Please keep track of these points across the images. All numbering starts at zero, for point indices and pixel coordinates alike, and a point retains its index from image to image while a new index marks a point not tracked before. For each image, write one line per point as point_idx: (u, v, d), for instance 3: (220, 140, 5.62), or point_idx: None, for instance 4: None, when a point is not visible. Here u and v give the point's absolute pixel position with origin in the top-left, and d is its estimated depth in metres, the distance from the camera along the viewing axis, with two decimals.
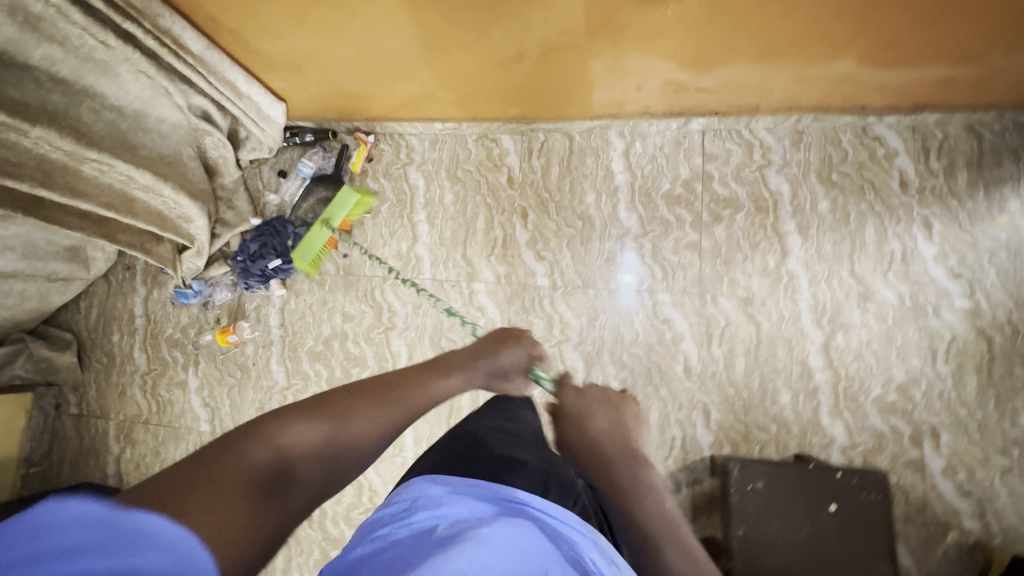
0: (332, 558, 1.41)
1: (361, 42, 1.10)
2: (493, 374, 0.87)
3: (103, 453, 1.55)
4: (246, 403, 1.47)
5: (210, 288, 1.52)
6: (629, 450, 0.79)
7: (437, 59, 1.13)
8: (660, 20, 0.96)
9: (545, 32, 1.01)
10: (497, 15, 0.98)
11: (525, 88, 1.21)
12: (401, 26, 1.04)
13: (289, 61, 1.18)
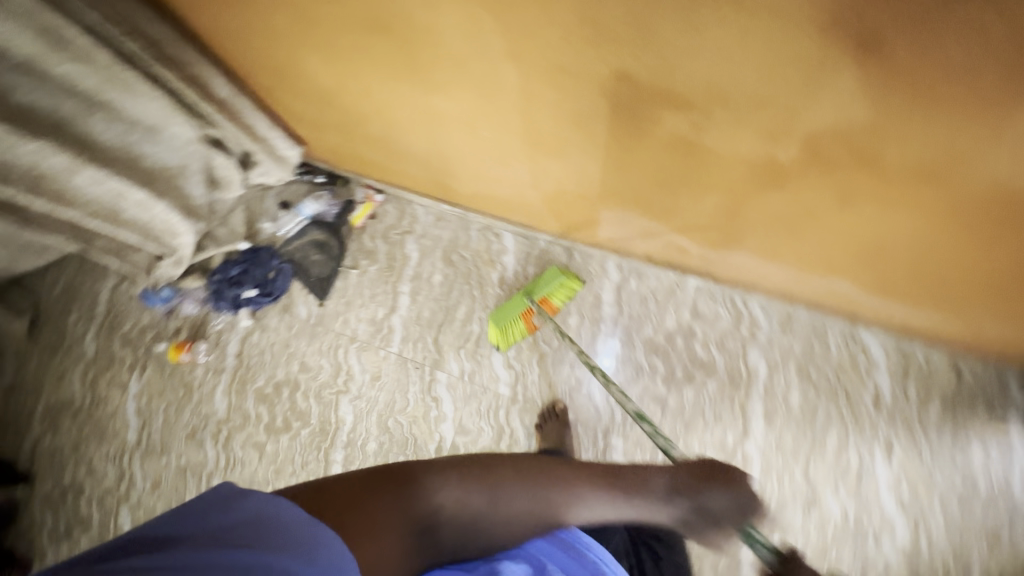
0: None
1: (383, 131, 1.10)
2: (697, 511, 0.89)
3: (20, 432, 1.48)
4: (179, 425, 1.43)
5: (178, 296, 1.48)
6: None
7: (454, 166, 1.13)
8: (671, 205, 0.97)
9: (562, 180, 1.01)
10: (517, 154, 0.99)
11: (534, 210, 1.20)
12: (423, 134, 1.05)
13: (310, 120, 1.18)
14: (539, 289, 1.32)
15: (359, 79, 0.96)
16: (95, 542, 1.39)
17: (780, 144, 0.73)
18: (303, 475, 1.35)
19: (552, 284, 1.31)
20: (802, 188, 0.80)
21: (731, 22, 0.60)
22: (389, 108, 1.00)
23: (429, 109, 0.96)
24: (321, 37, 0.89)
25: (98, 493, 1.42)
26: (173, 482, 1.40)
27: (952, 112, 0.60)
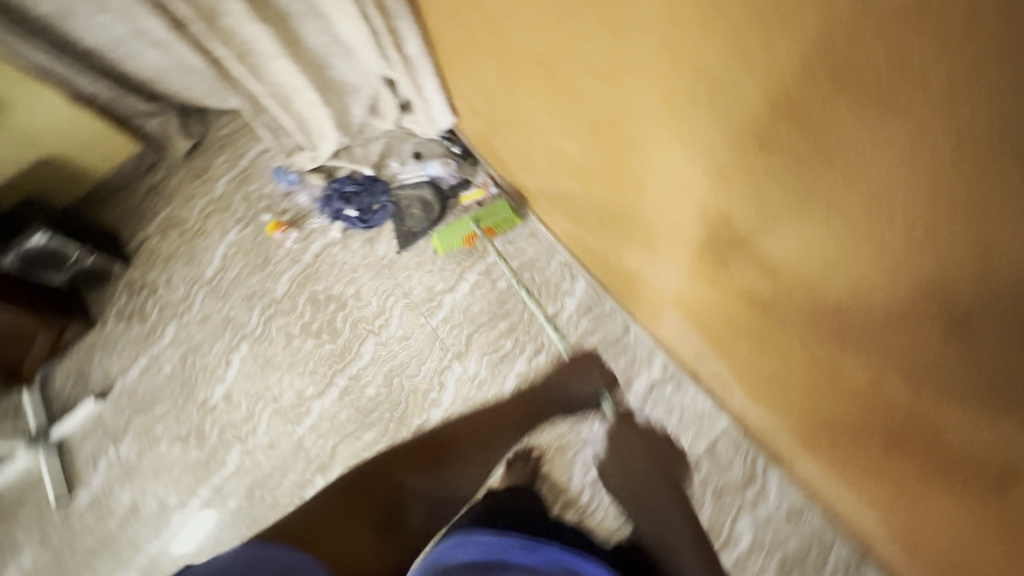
0: (182, 448, 1.49)
1: (517, 142, 1.18)
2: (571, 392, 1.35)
3: (141, 222, 1.76)
4: (244, 285, 1.63)
5: (298, 185, 1.67)
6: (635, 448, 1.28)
7: (561, 207, 1.20)
8: (732, 340, 0.94)
9: (642, 267, 1.04)
10: (615, 220, 1.01)
11: (611, 274, 1.22)
12: (546, 161, 1.11)
13: (468, 103, 1.29)
14: (485, 219, 1.49)
15: (513, 94, 1.04)
16: (142, 337, 1.63)
17: (841, 349, 0.73)
18: (308, 380, 1.49)
19: (497, 218, 1.49)
20: (846, 402, 0.78)
21: (839, 226, 0.61)
22: (529, 130, 1.08)
23: (558, 145, 1.02)
24: (499, 58, 0.99)
25: (165, 301, 1.66)
26: (215, 325, 1.60)
27: (1005, 424, 0.57)
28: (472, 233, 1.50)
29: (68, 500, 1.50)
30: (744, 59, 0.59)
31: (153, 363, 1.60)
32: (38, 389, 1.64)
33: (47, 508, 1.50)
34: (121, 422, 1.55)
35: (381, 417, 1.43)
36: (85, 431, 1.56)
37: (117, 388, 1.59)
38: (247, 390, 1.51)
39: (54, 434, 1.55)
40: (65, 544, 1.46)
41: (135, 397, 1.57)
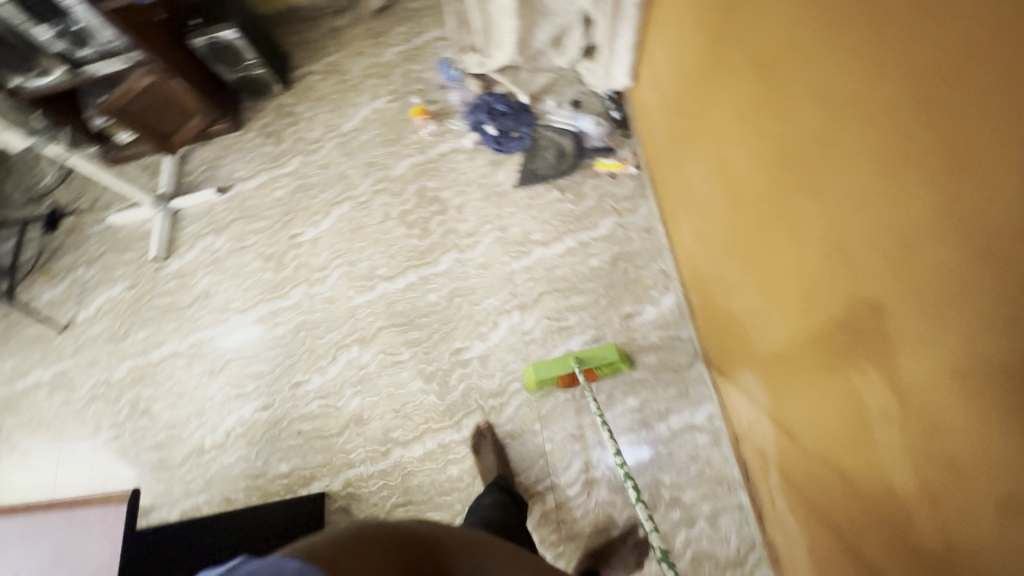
0: (261, 263, 1.63)
1: (695, 120, 1.05)
2: None
3: (312, 56, 1.87)
4: (369, 152, 1.70)
5: (456, 84, 1.70)
6: None
7: (708, 216, 1.09)
8: (812, 430, 0.83)
9: (759, 316, 0.94)
10: (756, 248, 0.89)
11: (720, 298, 1.11)
12: (716, 154, 0.98)
13: (663, 60, 1.16)
14: (587, 357, 1.32)
15: (717, 66, 0.90)
16: (270, 157, 1.77)
17: (928, 519, 0.59)
18: (384, 261, 1.56)
19: (600, 358, 1.32)
20: (903, 569, 0.66)
21: (1005, 414, 0.45)
22: (713, 114, 0.95)
23: (735, 143, 0.88)
24: (719, 32, 0.86)
25: (301, 133, 1.78)
26: (332, 175, 1.70)
27: None
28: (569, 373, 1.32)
29: (165, 261, 1.70)
30: (996, 128, 0.41)
31: (269, 183, 1.74)
32: (179, 160, 1.84)
33: (147, 257, 1.71)
34: (226, 219, 1.72)
35: (430, 324, 1.47)
36: (198, 212, 1.75)
37: (235, 190, 1.75)
38: (333, 244, 1.61)
39: (174, 203, 1.74)
40: (146, 293, 1.67)
41: (245, 204, 1.73)
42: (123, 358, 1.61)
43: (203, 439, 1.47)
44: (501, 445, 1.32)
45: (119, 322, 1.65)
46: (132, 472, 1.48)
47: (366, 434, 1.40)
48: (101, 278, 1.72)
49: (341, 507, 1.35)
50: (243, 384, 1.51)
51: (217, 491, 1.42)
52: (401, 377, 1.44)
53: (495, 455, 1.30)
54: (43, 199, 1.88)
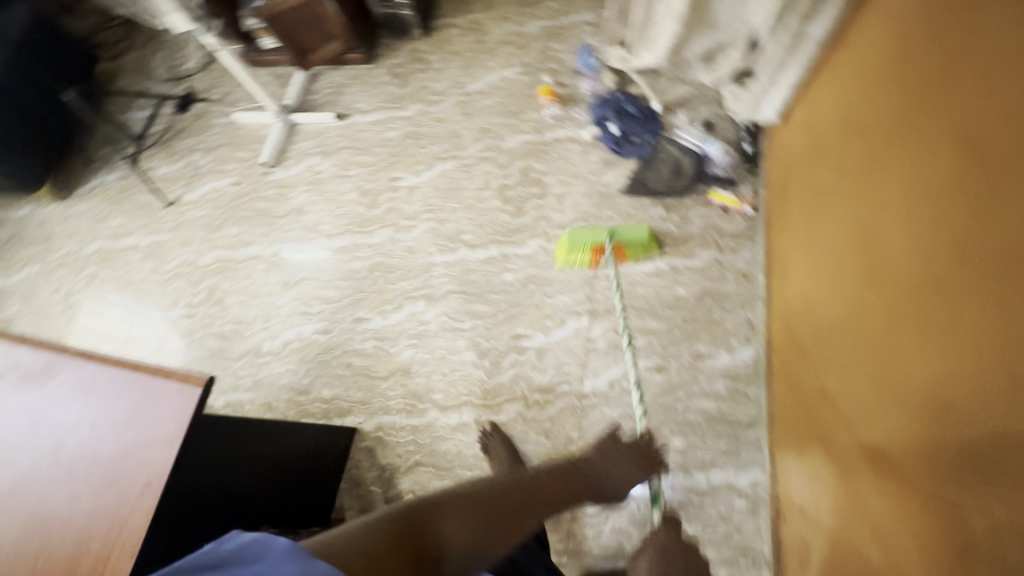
0: (356, 195, 1.68)
1: (852, 178, 0.96)
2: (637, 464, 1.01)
3: (458, 10, 1.89)
4: (486, 118, 1.70)
5: (591, 73, 1.68)
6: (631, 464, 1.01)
7: (832, 281, 1.01)
8: (889, 542, 0.77)
9: (863, 405, 0.86)
10: (885, 334, 0.81)
11: (815, 368, 1.04)
12: (866, 221, 0.90)
13: (831, 104, 1.07)
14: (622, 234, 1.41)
15: (903, 131, 0.81)
16: (392, 96, 1.80)
17: None
18: (471, 227, 1.56)
19: (634, 237, 1.40)
20: None
21: None
22: (880, 179, 0.87)
23: (899, 218, 0.80)
24: (926, 92, 0.77)
25: (427, 81, 1.80)
26: (444, 130, 1.71)
27: None
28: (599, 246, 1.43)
29: (272, 168, 1.78)
30: None
31: (385, 121, 1.77)
32: (308, 77, 1.90)
33: (257, 160, 1.80)
34: (336, 144, 1.77)
35: (498, 302, 1.47)
36: (313, 132, 1.81)
37: (352, 119, 1.80)
38: (427, 196, 1.63)
39: (294, 116, 1.81)
40: (247, 193, 1.76)
41: (357, 136, 1.77)
42: (212, 246, 1.71)
43: (262, 343, 1.55)
44: (512, 442, 1.31)
45: (217, 212, 1.75)
46: (194, 352, 1.58)
47: (409, 386, 1.43)
48: (212, 168, 1.82)
49: (367, 447, 1.39)
50: (310, 304, 1.57)
51: (262, 394, 1.49)
52: (456, 344, 1.45)
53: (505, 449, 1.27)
54: (182, 80, 2.00)
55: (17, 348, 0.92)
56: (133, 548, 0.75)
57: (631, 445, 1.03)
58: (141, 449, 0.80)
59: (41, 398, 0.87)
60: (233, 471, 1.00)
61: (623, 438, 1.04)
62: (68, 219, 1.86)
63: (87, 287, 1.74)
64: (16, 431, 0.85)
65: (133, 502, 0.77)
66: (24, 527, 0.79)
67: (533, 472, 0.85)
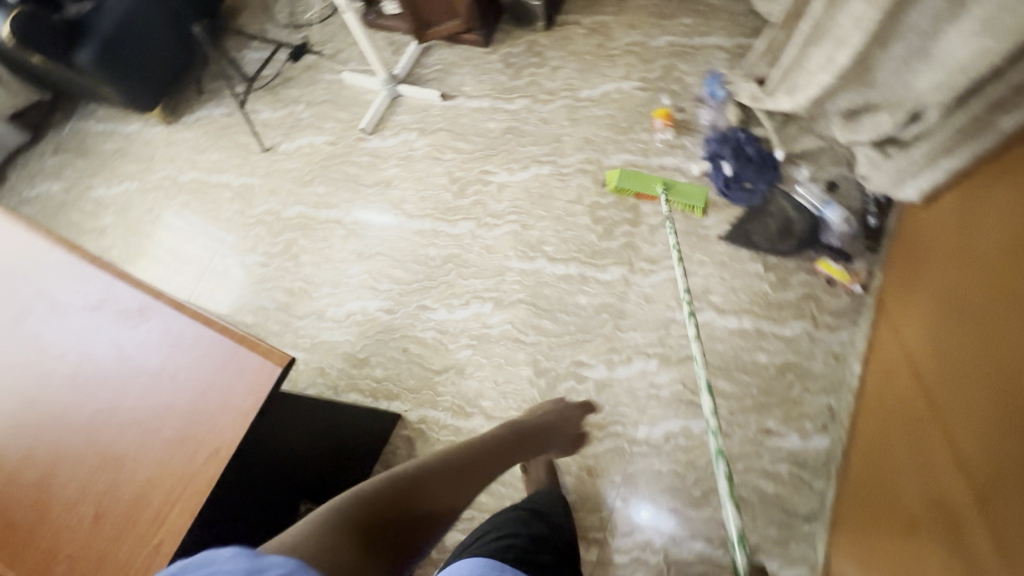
0: (445, 179, 1.65)
1: (1002, 286, 0.85)
2: (567, 424, 1.15)
3: (587, 9, 1.81)
4: (593, 128, 1.63)
5: (715, 104, 1.58)
6: (567, 422, 1.14)
7: (955, 397, 0.89)
8: None
9: (958, 542, 0.79)
10: (1007, 478, 0.72)
11: (910, 475, 0.95)
12: (1008, 342, 0.79)
13: (995, 193, 0.94)
14: (676, 192, 1.47)
15: None
16: (501, 86, 1.75)
17: None
18: (555, 240, 1.51)
19: (687, 198, 1.46)
20: None
21: None
22: None
23: None
24: None
25: (539, 77, 1.73)
26: (546, 132, 1.65)
27: None
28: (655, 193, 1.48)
29: (368, 135, 1.77)
30: None
31: (489, 111, 1.72)
32: (421, 50, 1.87)
33: (356, 124, 1.80)
34: (436, 124, 1.74)
35: (566, 323, 1.42)
36: (415, 106, 1.79)
37: (456, 102, 1.76)
38: (517, 198, 1.58)
39: (400, 87, 1.79)
40: (340, 155, 1.76)
41: (457, 119, 1.73)
42: (297, 201, 1.73)
43: (327, 308, 1.56)
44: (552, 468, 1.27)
45: (308, 168, 1.77)
46: (262, 301, 1.62)
47: (459, 387, 1.41)
48: (312, 122, 1.84)
49: (407, 436, 1.38)
50: (379, 280, 1.56)
51: (318, 359, 1.51)
52: (515, 356, 1.41)
53: (544, 472, 1.25)
54: (300, 29, 2.01)
55: (116, 283, 0.94)
56: (190, 514, 0.76)
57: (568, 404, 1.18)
58: (213, 415, 0.81)
59: (131, 339, 0.89)
60: (276, 443, 1.00)
61: (555, 401, 1.21)
62: (171, 144, 1.92)
63: (177, 214, 1.81)
64: (104, 366, 0.88)
65: (198, 466, 0.78)
66: (97, 463, 0.81)
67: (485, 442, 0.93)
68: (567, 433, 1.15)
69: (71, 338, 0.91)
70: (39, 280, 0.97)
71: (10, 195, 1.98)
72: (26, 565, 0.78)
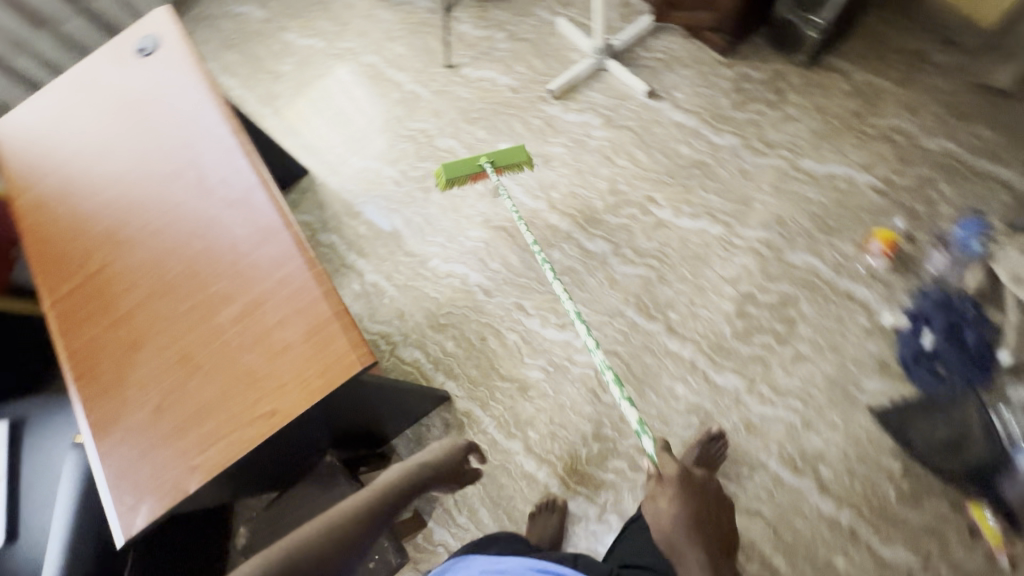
0: (604, 186, 1.48)
1: None
2: (447, 464, 1.00)
3: (865, 63, 1.46)
4: (792, 210, 1.36)
5: (957, 255, 1.24)
6: (444, 465, 0.99)
7: None
8: None
9: None
10: None
11: None
12: None
13: None
14: (498, 161, 1.37)
15: None
16: (716, 110, 1.49)
17: None
18: (684, 312, 1.33)
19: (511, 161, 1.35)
20: None
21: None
22: None
23: None
24: None
25: (765, 121, 1.45)
26: (738, 188, 1.41)
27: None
28: (478, 172, 1.36)
29: (552, 97, 1.60)
30: None
31: (688, 132, 1.49)
32: (653, 28, 1.62)
33: (545, 80, 1.63)
34: (625, 119, 1.53)
35: (649, 402, 1.28)
36: (614, 90, 1.58)
37: (659, 105, 1.53)
38: (668, 244, 1.39)
39: (609, 62, 1.58)
40: (513, 105, 1.62)
41: (650, 124, 1.51)
42: (453, 134, 1.64)
43: (432, 258, 1.51)
44: (562, 533, 1.21)
45: (478, 105, 1.65)
46: (379, 218, 1.60)
47: (514, 402, 1.34)
48: (503, 58, 1.69)
49: (446, 421, 1.36)
50: (490, 256, 1.48)
51: (402, 302, 1.49)
52: (581, 405, 1.31)
53: (552, 531, 1.19)
54: None
55: (256, 190, 0.92)
56: (231, 456, 0.76)
57: (454, 446, 1.03)
58: (284, 376, 0.79)
59: (247, 256, 0.88)
60: (334, 415, 1.00)
61: (455, 441, 1.06)
62: (368, 19, 1.88)
63: (343, 93, 1.79)
64: (217, 269, 0.88)
65: (254, 416, 0.78)
66: (177, 361, 0.84)
67: (401, 488, 0.88)
68: (450, 471, 1.01)
69: (202, 225, 0.92)
70: (198, 149, 0.98)
71: (219, 5, 2.06)
72: (96, 413, 0.84)
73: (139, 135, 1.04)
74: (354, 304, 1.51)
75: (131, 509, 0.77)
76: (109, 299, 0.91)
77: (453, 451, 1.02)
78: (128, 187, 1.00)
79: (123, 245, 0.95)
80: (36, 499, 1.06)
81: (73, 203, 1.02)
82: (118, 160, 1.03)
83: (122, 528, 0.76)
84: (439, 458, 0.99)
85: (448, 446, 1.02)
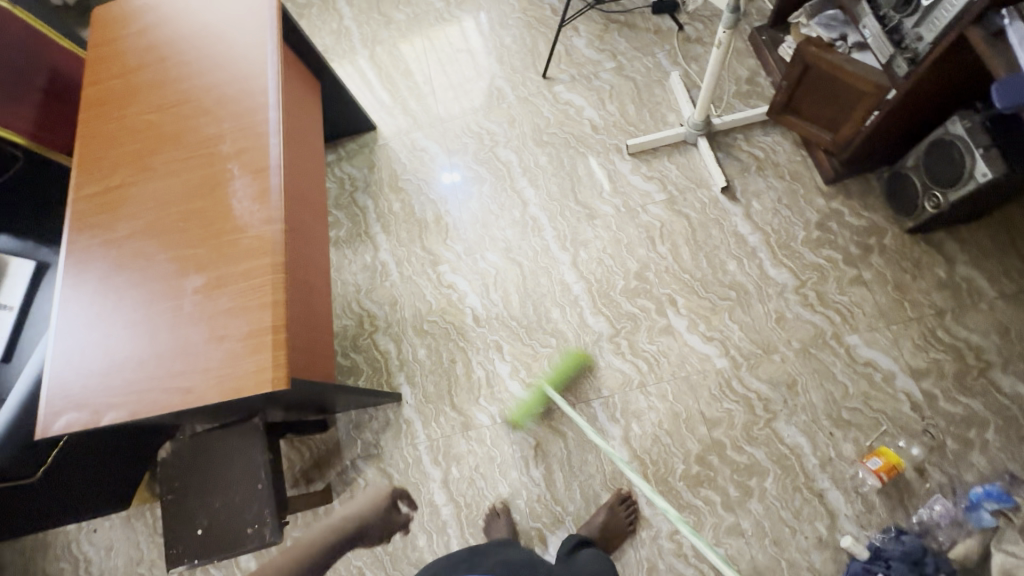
0: (634, 266, 1.39)
1: None
2: (378, 519, 1.28)
3: (977, 258, 1.25)
4: (809, 380, 1.23)
5: (957, 514, 1.09)
6: (357, 523, 1.25)
7: None
8: None
9: None
10: None
11: None
12: None
13: None
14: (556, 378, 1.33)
15: None
16: (786, 239, 1.34)
17: None
18: (648, 428, 1.26)
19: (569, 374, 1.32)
20: None
21: None
22: None
23: None
24: None
25: (833, 273, 1.29)
26: (767, 331, 1.28)
27: None
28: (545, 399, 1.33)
29: (626, 153, 1.50)
30: None
31: (746, 248, 1.35)
32: (764, 121, 1.45)
33: (629, 131, 1.52)
34: (688, 207, 1.41)
35: (573, 497, 1.26)
36: (692, 170, 1.45)
37: (730, 207, 1.39)
38: (666, 354, 1.31)
39: (700, 139, 1.44)
40: (586, 145, 1.54)
41: (710, 223, 1.39)
42: (517, 148, 1.58)
43: (443, 263, 1.51)
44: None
45: (554, 129, 1.57)
46: (415, 201, 1.60)
47: (453, 432, 1.36)
48: (600, 89, 1.58)
49: (386, 420, 1.40)
50: (495, 286, 1.46)
51: (399, 292, 1.51)
52: (511, 468, 1.31)
53: None
54: None
55: (268, 175, 0.95)
56: (145, 412, 0.84)
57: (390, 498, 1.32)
58: (213, 362, 0.85)
59: (232, 234, 0.92)
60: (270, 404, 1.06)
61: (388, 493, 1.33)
62: None
63: (437, 63, 1.75)
64: (205, 233, 0.93)
65: (176, 386, 0.85)
66: (141, 303, 0.91)
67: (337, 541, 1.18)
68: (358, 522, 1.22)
69: (212, 185, 0.97)
70: (240, 108, 1.02)
71: None
72: (63, 316, 0.92)
73: (201, 70, 1.07)
74: (358, 274, 1.55)
75: (54, 413, 0.86)
76: (116, 219, 0.98)
77: (380, 500, 1.31)
78: (171, 114, 1.05)
79: (145, 171, 1.01)
80: (32, 335, 1.16)
81: (124, 107, 1.08)
82: (175, 83, 1.07)
83: (42, 426, 0.86)
84: (366, 514, 1.27)
85: (375, 496, 1.31)
